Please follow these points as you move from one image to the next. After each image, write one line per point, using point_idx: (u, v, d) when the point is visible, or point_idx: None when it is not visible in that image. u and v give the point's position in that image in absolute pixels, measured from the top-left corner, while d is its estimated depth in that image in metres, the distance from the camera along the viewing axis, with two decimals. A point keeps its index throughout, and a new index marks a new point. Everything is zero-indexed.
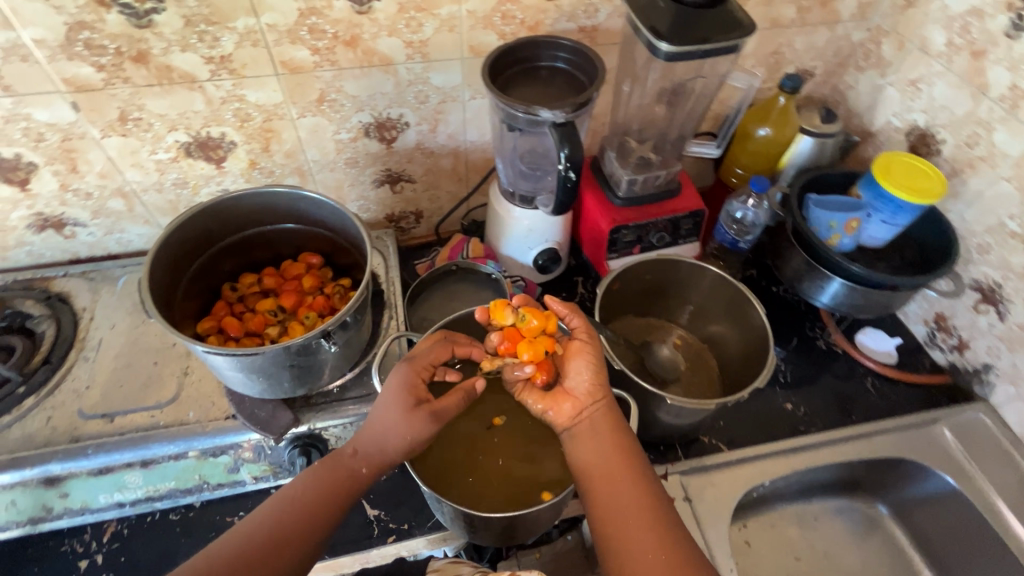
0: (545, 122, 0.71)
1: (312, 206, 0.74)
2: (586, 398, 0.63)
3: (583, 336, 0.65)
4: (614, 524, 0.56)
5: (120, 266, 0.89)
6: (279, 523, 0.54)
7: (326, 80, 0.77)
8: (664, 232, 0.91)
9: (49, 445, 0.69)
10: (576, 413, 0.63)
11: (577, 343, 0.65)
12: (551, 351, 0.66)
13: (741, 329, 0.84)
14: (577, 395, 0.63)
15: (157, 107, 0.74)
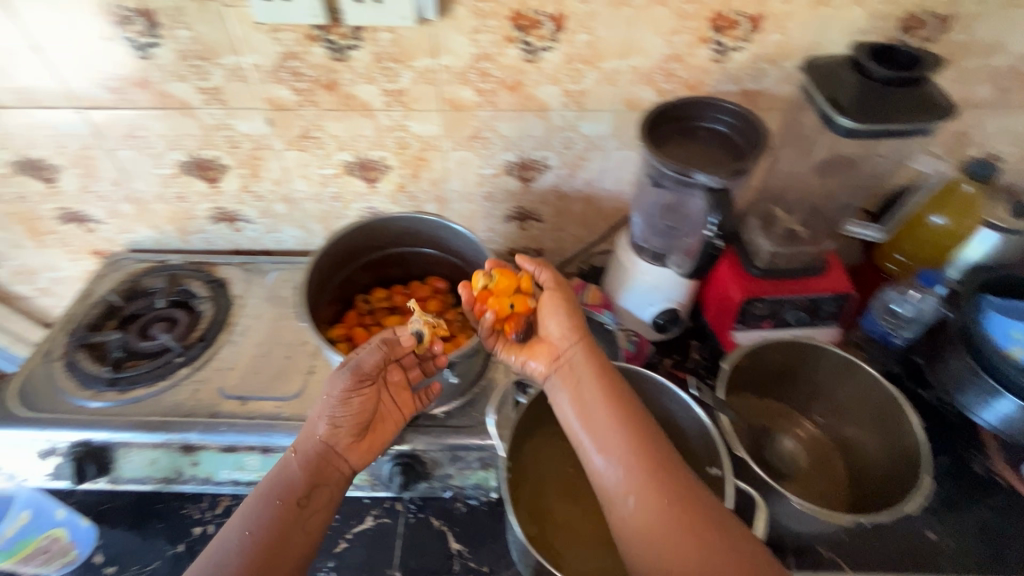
0: (697, 185, 0.68)
1: (451, 235, 0.77)
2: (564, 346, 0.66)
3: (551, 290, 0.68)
4: (631, 495, 0.55)
5: (272, 262, 0.99)
6: (227, 559, 0.53)
7: (483, 119, 0.81)
8: (802, 311, 0.83)
9: (192, 415, 0.77)
10: (554, 357, 0.66)
11: (545, 294, 0.68)
12: (522, 310, 0.68)
13: (887, 440, 0.74)
14: (552, 340, 0.67)
15: (333, 129, 0.82)
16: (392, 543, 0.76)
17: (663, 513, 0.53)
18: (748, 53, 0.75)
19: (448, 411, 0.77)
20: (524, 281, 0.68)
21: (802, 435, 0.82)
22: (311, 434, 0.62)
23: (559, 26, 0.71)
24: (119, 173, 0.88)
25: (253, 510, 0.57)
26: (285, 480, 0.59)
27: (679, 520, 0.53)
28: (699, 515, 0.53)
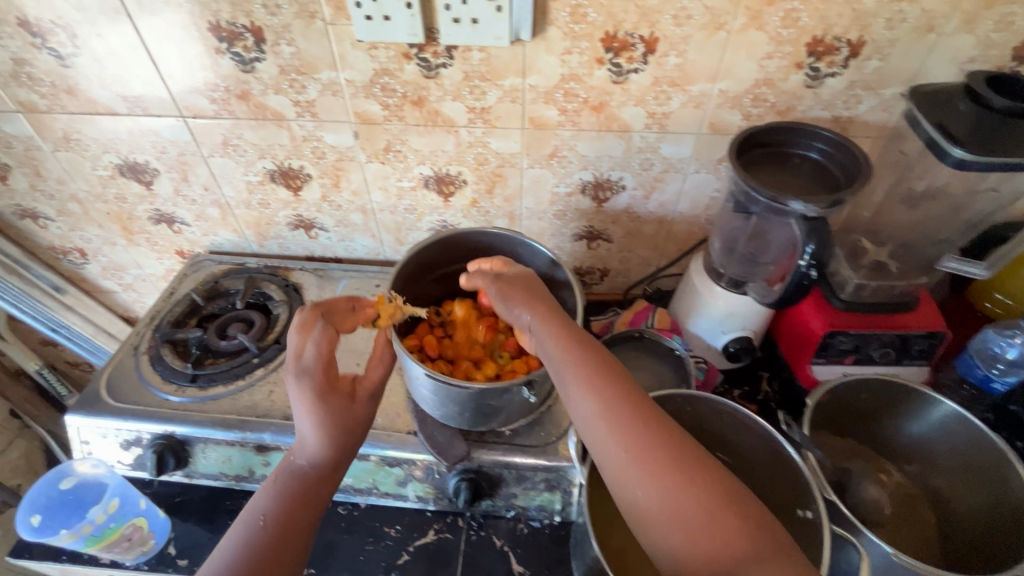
0: (792, 213, 0.66)
1: (529, 252, 0.78)
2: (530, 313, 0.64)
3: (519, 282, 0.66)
4: (619, 458, 0.53)
5: (343, 270, 1.02)
6: (242, 542, 0.56)
7: (563, 138, 0.82)
8: (889, 348, 0.79)
9: (267, 415, 0.79)
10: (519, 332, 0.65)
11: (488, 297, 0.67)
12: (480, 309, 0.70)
13: (986, 494, 0.69)
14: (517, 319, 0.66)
15: (416, 144, 0.84)
16: (454, 559, 0.75)
17: (654, 474, 0.51)
18: (844, 79, 0.73)
19: (515, 429, 0.77)
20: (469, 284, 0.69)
21: (887, 482, 0.77)
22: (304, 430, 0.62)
23: (650, 48, 0.71)
24: (210, 178, 0.92)
25: (246, 520, 0.58)
26: (288, 470, 0.61)
27: (671, 476, 0.51)
28: (688, 466, 0.52)
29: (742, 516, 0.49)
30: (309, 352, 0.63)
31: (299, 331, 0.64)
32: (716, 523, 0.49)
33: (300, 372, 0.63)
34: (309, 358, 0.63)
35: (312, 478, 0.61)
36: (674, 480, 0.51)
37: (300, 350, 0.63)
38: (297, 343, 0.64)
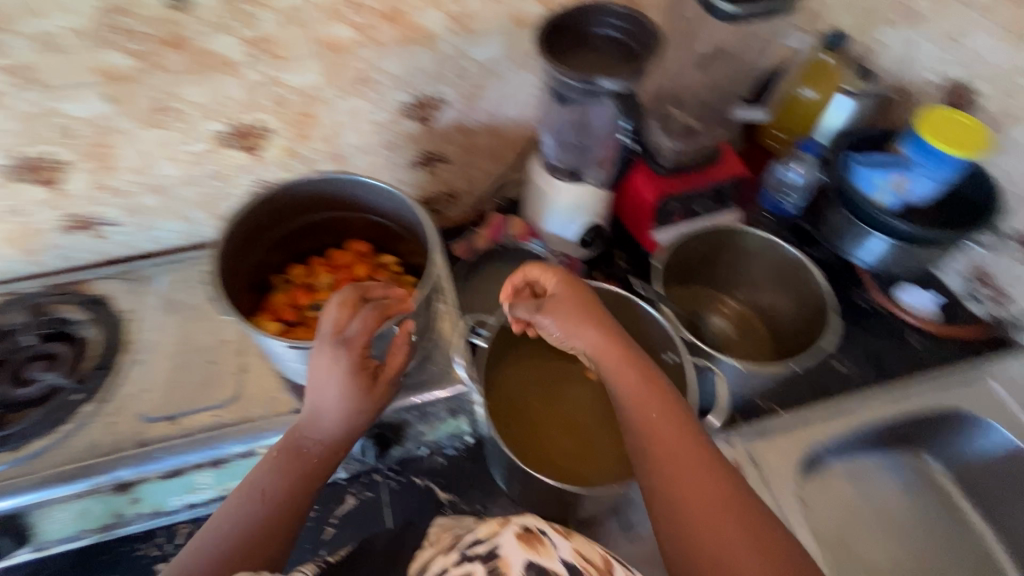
0: (603, 92, 0.69)
1: (365, 191, 0.71)
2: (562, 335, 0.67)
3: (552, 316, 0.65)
4: (644, 444, 0.57)
5: (157, 265, 0.87)
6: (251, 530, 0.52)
7: (366, 59, 0.74)
8: (708, 199, 0.90)
9: (115, 451, 0.68)
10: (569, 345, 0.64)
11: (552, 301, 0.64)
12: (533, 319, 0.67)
13: (796, 295, 0.85)
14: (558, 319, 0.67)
15: (193, 95, 0.71)
16: (379, 504, 0.76)
17: (671, 454, 0.55)
18: None
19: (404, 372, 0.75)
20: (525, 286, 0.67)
21: (729, 310, 0.92)
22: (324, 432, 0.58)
23: None
24: None
25: (246, 494, 0.55)
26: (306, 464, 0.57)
27: (686, 463, 0.54)
28: (704, 462, 0.54)
29: (744, 511, 0.51)
30: (353, 327, 0.57)
31: (340, 307, 0.57)
32: (712, 505, 0.51)
33: (342, 341, 0.57)
34: (363, 323, 0.57)
35: (309, 454, 0.58)
36: (688, 466, 0.54)
37: (341, 322, 0.57)
38: (337, 317, 0.57)
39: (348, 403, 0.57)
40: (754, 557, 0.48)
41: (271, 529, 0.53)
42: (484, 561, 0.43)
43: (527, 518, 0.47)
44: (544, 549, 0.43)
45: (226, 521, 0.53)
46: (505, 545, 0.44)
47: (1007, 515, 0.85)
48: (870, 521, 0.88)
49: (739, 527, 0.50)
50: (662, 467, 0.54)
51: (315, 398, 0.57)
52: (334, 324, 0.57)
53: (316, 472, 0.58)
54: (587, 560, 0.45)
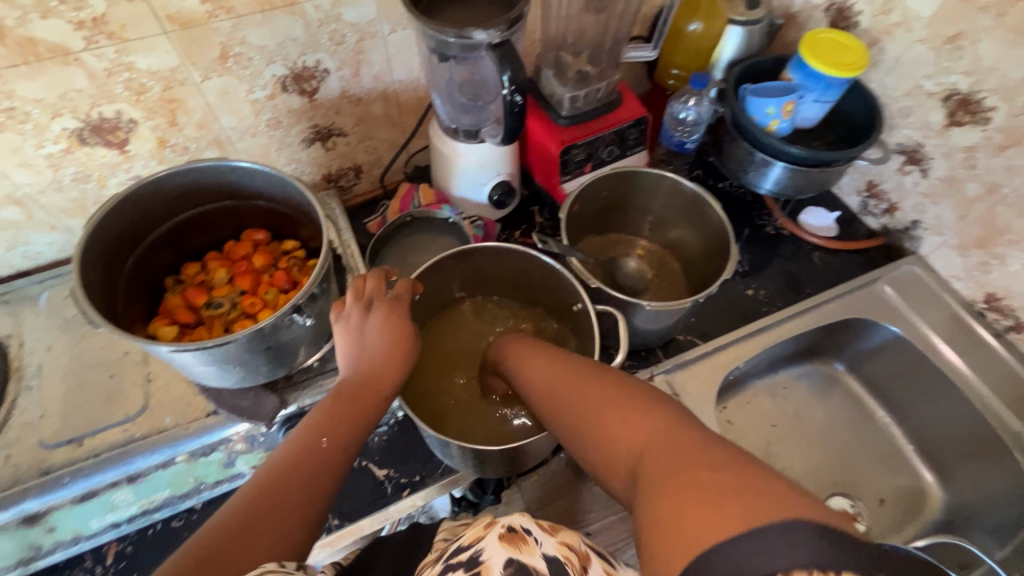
0: (481, 45, 0.66)
1: (245, 175, 0.67)
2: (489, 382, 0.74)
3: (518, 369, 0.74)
4: (545, 399, 0.54)
5: (37, 282, 0.80)
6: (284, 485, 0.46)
7: (225, 31, 0.68)
8: (612, 145, 0.90)
9: (17, 483, 0.64)
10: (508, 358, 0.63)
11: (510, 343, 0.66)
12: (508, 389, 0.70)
13: (700, 229, 0.86)
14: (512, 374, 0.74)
15: (29, 91, 0.63)
16: None
17: (557, 389, 0.53)
18: None
19: (322, 358, 0.73)
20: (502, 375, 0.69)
21: (644, 252, 0.94)
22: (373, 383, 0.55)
23: None
24: None
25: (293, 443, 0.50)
26: (335, 421, 0.52)
27: (571, 384, 0.52)
28: (587, 377, 0.52)
29: (627, 401, 0.47)
30: (401, 288, 0.62)
31: (377, 278, 0.60)
32: (599, 407, 0.48)
33: (391, 297, 0.60)
34: (400, 288, 0.61)
35: (356, 415, 0.53)
36: (569, 394, 0.51)
37: (385, 286, 0.60)
38: (374, 282, 0.59)
39: (393, 355, 0.56)
40: (675, 447, 0.40)
41: (289, 506, 0.45)
42: (466, 569, 0.42)
43: (513, 516, 0.45)
44: (526, 545, 0.42)
45: (245, 487, 0.46)
46: (488, 548, 0.42)
47: (907, 406, 0.93)
48: (791, 431, 0.94)
49: (627, 413, 0.45)
50: (556, 408, 0.52)
51: (356, 349, 0.56)
52: (373, 293, 0.59)
53: (339, 441, 0.50)
54: (572, 549, 0.44)
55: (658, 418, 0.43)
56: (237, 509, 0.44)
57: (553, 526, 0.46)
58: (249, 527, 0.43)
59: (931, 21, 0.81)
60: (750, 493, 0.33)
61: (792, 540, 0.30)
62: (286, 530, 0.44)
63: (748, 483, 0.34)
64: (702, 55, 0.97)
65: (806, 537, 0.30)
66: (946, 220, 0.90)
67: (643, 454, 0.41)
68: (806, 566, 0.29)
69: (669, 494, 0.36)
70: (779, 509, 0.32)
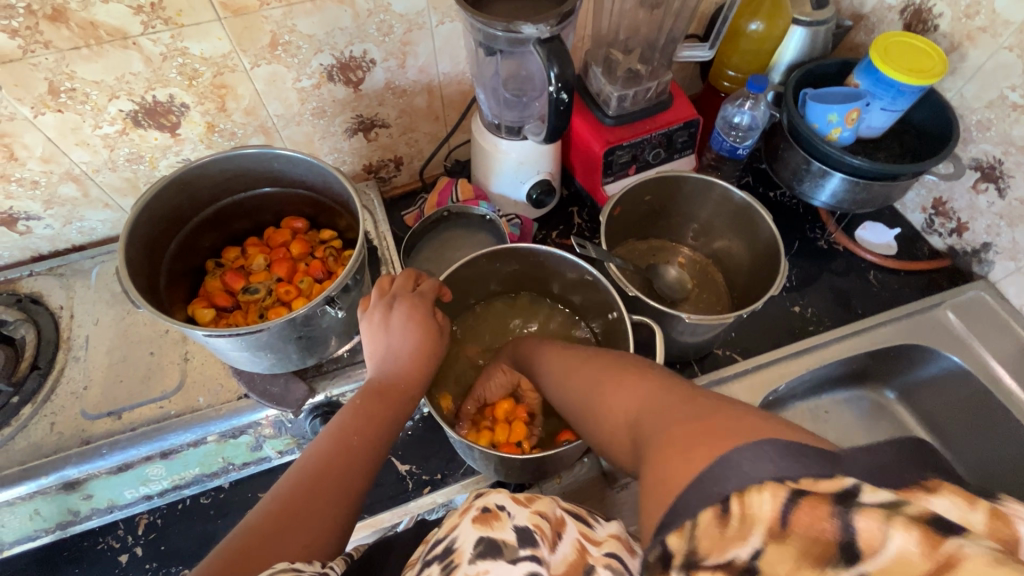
0: (529, 40, 0.64)
1: (287, 164, 0.67)
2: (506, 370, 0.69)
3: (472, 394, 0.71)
4: (569, 395, 0.53)
5: (89, 257, 0.83)
6: (321, 479, 0.46)
7: (276, 20, 0.68)
8: (659, 147, 0.86)
9: (60, 450, 0.67)
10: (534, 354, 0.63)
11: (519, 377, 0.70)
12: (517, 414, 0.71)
13: (747, 239, 0.82)
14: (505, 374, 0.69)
15: (89, 74, 0.65)
16: None
17: (571, 385, 0.54)
18: None
19: (352, 348, 0.74)
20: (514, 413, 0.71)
21: (685, 260, 0.90)
22: (400, 375, 0.55)
23: None
24: None
25: (329, 436, 0.50)
26: (367, 415, 0.52)
27: (593, 371, 0.52)
28: (593, 366, 0.53)
29: (643, 378, 0.46)
30: (427, 284, 0.62)
31: (405, 276, 0.62)
32: (599, 391, 0.49)
33: (416, 294, 0.60)
34: (426, 286, 0.61)
35: (387, 413, 0.53)
36: (579, 387, 0.52)
37: (411, 283, 0.61)
38: (403, 279, 0.61)
39: (422, 352, 0.57)
40: (682, 409, 0.39)
41: (321, 510, 0.44)
42: (440, 561, 0.39)
43: (486, 496, 0.43)
44: (496, 521, 0.40)
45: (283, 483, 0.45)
46: (461, 533, 0.40)
47: (964, 443, 0.87)
48: None
49: (633, 383, 0.47)
50: (573, 402, 0.53)
51: (385, 348, 0.57)
52: (396, 288, 0.60)
53: (370, 439, 0.50)
54: (546, 517, 0.42)
55: (662, 385, 0.44)
56: (278, 501, 0.44)
57: (528, 497, 0.44)
58: (285, 529, 0.42)
59: (1021, 27, 0.74)
60: (715, 434, 0.34)
61: (756, 458, 0.30)
62: (320, 530, 0.43)
63: (722, 427, 0.34)
64: (762, 57, 0.90)
65: (768, 452, 0.30)
66: (1022, 244, 0.83)
67: (637, 419, 0.43)
68: (757, 479, 0.29)
69: (663, 445, 0.37)
70: (746, 437, 0.32)
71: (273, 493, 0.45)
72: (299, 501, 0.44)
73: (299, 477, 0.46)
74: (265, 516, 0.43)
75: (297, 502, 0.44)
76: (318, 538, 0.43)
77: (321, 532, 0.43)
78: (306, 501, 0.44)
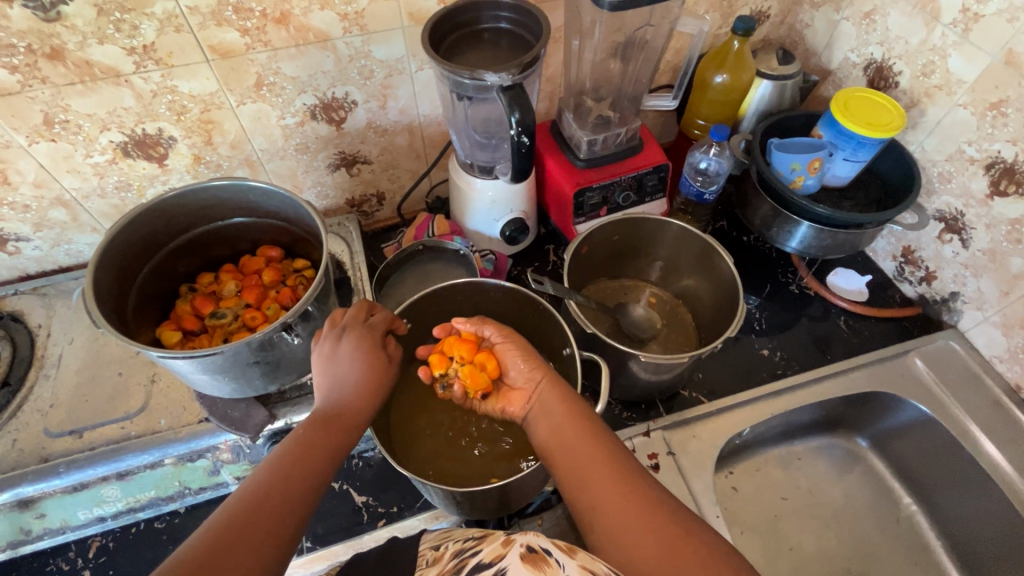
0: (493, 87, 0.68)
1: (261, 196, 0.71)
2: (528, 381, 0.63)
3: (503, 337, 0.65)
4: (600, 517, 0.50)
5: (74, 278, 0.86)
6: (262, 509, 0.46)
7: (261, 62, 0.73)
8: (629, 190, 0.89)
9: (17, 467, 0.68)
10: (529, 401, 0.62)
11: (518, 393, 0.63)
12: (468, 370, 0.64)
13: (711, 280, 0.83)
14: (522, 385, 0.64)
15: (83, 107, 0.70)
16: None
17: (606, 492, 0.51)
18: None
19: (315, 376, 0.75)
20: (467, 373, 0.64)
21: (655, 299, 0.91)
22: (350, 408, 0.57)
23: None
24: None
25: (273, 465, 0.50)
26: (312, 445, 0.52)
27: (643, 513, 0.49)
28: (641, 499, 0.50)
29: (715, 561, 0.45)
30: (377, 315, 0.64)
31: (355, 307, 0.63)
32: (668, 550, 0.47)
33: (365, 325, 0.62)
34: (377, 319, 0.63)
35: (331, 445, 0.53)
36: (627, 513, 0.49)
37: (362, 313, 0.63)
38: (353, 311, 0.63)
39: (369, 380, 0.59)
40: None
41: (256, 537, 0.45)
42: None
43: (531, 537, 0.46)
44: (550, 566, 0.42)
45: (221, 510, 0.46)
46: (511, 567, 0.43)
47: (939, 498, 0.84)
48: (803, 507, 0.86)
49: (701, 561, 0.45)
50: (607, 518, 0.50)
51: (331, 381, 0.58)
52: (342, 319, 0.62)
53: (309, 470, 0.51)
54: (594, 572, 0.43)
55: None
56: (214, 527, 0.44)
57: (571, 549, 0.46)
58: (215, 562, 0.42)
59: (973, 86, 0.77)
60: None
61: None
62: (253, 566, 0.43)
63: None
64: (731, 106, 0.94)
65: None
66: (988, 295, 0.84)
67: None
68: None
69: None
70: None
71: (210, 520, 0.45)
72: (238, 531, 0.44)
73: (241, 505, 0.46)
74: (204, 543, 0.43)
75: (236, 530, 0.44)
76: (253, 564, 0.43)
77: (256, 560, 0.43)
78: (242, 529, 0.44)
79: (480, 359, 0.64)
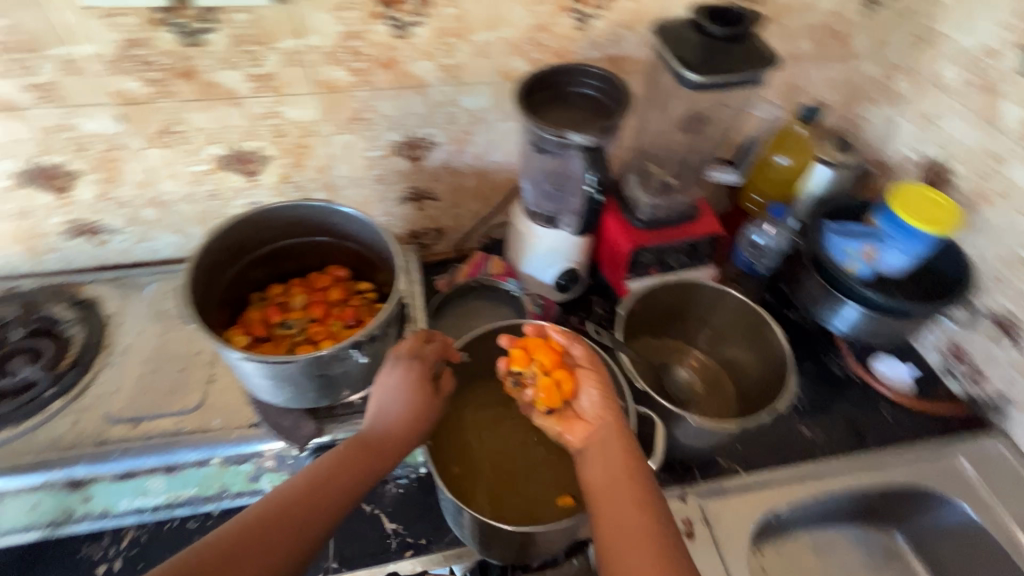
0: (573, 145, 0.73)
1: (344, 219, 0.75)
2: (594, 418, 0.64)
3: (589, 364, 0.67)
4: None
5: (148, 273, 0.91)
6: (285, 516, 0.50)
7: (361, 99, 0.80)
8: (683, 255, 0.92)
9: (74, 448, 0.70)
10: (589, 435, 0.63)
11: (583, 424, 0.64)
12: (551, 380, 0.66)
13: (761, 355, 0.85)
14: (589, 418, 0.65)
15: (198, 121, 0.77)
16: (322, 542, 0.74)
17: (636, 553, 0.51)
18: (605, 20, 0.79)
19: (364, 397, 0.76)
20: (545, 386, 0.65)
21: (697, 363, 0.92)
22: (391, 437, 0.59)
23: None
24: None
25: (310, 475, 0.54)
26: (348, 466, 0.56)
27: None
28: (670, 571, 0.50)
29: None
30: (427, 348, 0.65)
31: (414, 338, 0.65)
32: None
33: (417, 356, 0.64)
34: (430, 350, 0.65)
35: (365, 471, 0.56)
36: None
37: (418, 344, 0.65)
38: (409, 342, 0.64)
39: (410, 412, 0.61)
40: None
41: (274, 543, 0.48)
42: None
43: None
44: None
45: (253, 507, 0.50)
46: None
47: None
48: None
49: None
50: None
51: (380, 405, 0.60)
52: (405, 345, 0.64)
53: (338, 490, 0.54)
54: None
55: None
56: (243, 521, 0.49)
57: None
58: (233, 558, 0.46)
59: None
60: None
61: None
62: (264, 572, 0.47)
63: None
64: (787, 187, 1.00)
65: None
66: None
67: None
68: None
69: None
70: None
71: (244, 513, 0.50)
72: (261, 532, 0.49)
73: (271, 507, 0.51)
74: (231, 534, 0.48)
75: (260, 530, 0.49)
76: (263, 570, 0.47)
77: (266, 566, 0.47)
78: (266, 533, 0.49)
79: (559, 376, 0.66)
